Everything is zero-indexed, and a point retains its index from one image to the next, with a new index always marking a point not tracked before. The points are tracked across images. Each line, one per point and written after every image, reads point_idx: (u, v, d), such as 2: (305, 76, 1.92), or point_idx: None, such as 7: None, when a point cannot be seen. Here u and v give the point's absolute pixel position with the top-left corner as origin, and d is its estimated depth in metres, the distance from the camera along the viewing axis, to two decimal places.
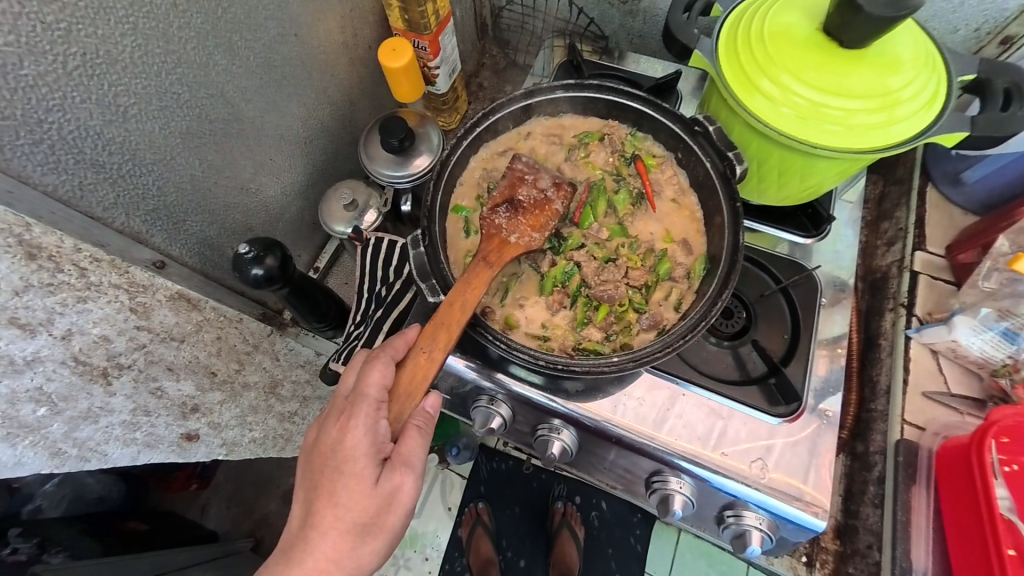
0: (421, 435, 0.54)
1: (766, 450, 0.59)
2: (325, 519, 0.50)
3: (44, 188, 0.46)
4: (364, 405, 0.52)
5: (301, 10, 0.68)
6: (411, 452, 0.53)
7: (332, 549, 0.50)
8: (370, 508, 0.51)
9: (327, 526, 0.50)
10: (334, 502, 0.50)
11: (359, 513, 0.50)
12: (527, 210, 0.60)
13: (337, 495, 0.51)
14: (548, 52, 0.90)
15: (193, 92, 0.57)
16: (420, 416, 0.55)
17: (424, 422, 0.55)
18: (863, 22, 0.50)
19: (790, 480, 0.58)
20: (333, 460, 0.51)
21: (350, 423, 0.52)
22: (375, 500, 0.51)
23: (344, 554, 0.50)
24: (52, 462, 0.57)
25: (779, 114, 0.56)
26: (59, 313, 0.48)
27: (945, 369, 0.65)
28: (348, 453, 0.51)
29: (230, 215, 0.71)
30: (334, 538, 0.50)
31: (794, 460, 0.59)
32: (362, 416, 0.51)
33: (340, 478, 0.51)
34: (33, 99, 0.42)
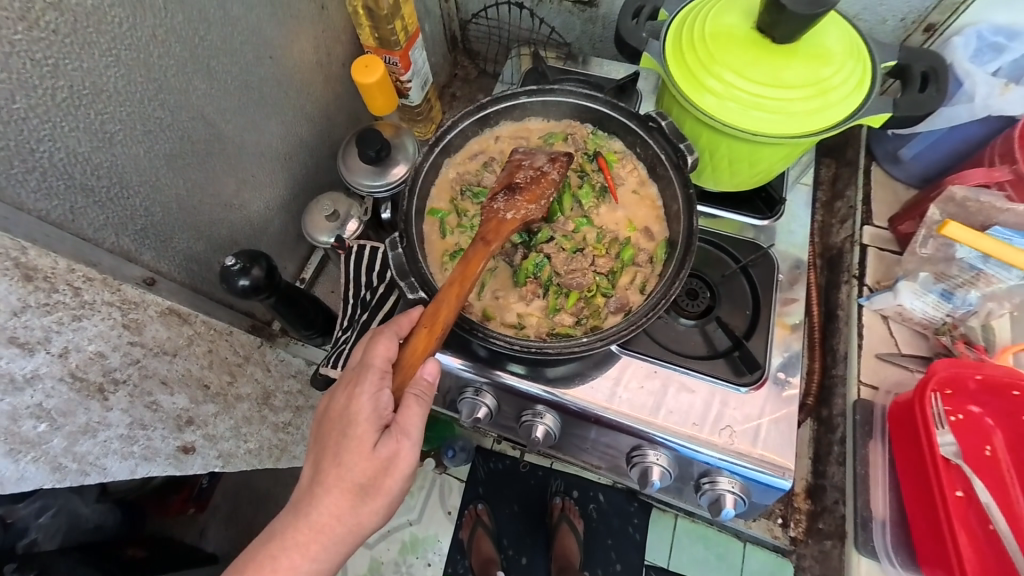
0: (419, 403, 0.57)
1: (755, 431, 0.63)
2: (329, 477, 0.54)
3: (38, 213, 0.49)
4: (369, 373, 0.55)
5: (275, 33, 0.72)
6: (409, 422, 0.56)
7: (334, 506, 0.53)
8: (370, 471, 0.54)
9: (330, 484, 0.54)
10: (338, 463, 0.54)
11: (358, 474, 0.54)
12: (525, 187, 0.63)
13: (341, 456, 0.54)
14: (515, 60, 0.95)
15: (176, 116, 0.60)
16: (420, 386, 0.57)
17: (422, 391, 0.57)
18: (790, 20, 0.55)
19: (777, 457, 0.61)
20: (339, 424, 0.55)
21: (356, 391, 0.55)
22: (374, 464, 0.54)
23: (345, 511, 0.54)
24: (54, 476, 0.57)
25: (724, 108, 0.61)
26: (56, 331, 0.51)
27: (896, 332, 0.70)
28: (353, 417, 0.54)
29: (216, 230, 0.74)
30: (337, 496, 0.54)
31: (778, 439, 0.62)
32: (367, 384, 0.55)
33: (344, 440, 0.54)
34: (25, 130, 0.45)
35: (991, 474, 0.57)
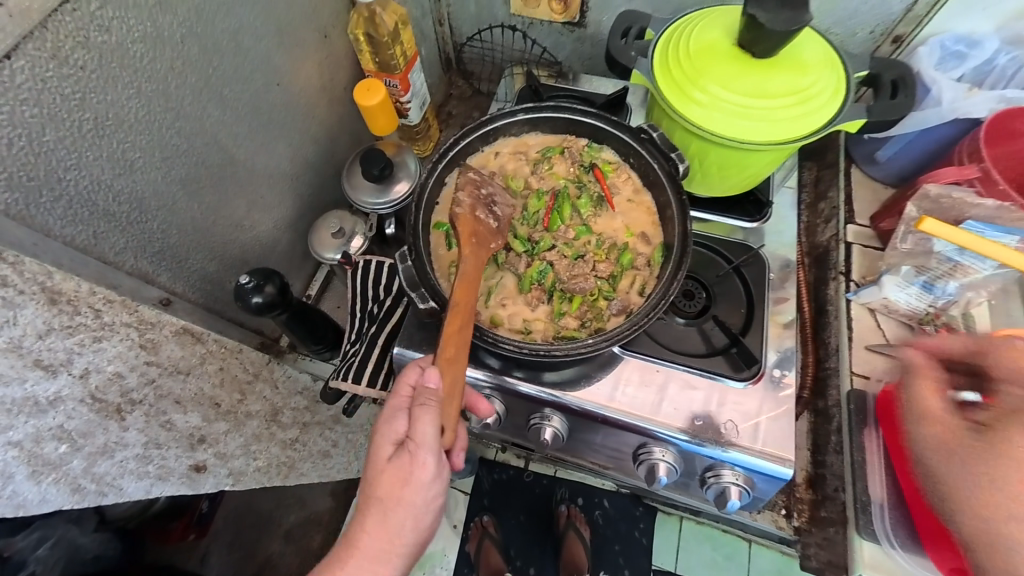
0: (429, 416, 0.55)
1: (755, 429, 0.65)
2: (363, 493, 0.58)
3: (65, 239, 0.51)
4: (392, 396, 0.59)
5: (281, 60, 0.75)
6: (422, 435, 0.55)
7: (367, 521, 0.56)
8: (392, 485, 0.56)
9: (363, 500, 0.57)
10: (369, 480, 0.58)
11: (382, 489, 0.56)
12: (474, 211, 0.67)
13: (371, 473, 0.58)
14: (509, 80, 1.00)
15: (191, 142, 0.63)
16: (424, 397, 0.56)
17: (430, 402, 0.55)
18: (768, 36, 0.60)
19: (781, 452, 0.63)
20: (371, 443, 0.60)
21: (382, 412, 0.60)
22: (393, 478, 0.56)
23: (375, 526, 0.56)
24: (73, 498, 0.58)
25: (710, 117, 0.65)
26: (78, 352, 0.52)
27: (883, 323, 0.74)
28: (377, 435, 0.58)
29: (227, 251, 0.76)
30: (368, 511, 0.56)
31: (780, 435, 0.64)
32: (388, 405, 0.59)
33: (371, 457, 0.58)
34: (53, 161, 0.48)
35: None
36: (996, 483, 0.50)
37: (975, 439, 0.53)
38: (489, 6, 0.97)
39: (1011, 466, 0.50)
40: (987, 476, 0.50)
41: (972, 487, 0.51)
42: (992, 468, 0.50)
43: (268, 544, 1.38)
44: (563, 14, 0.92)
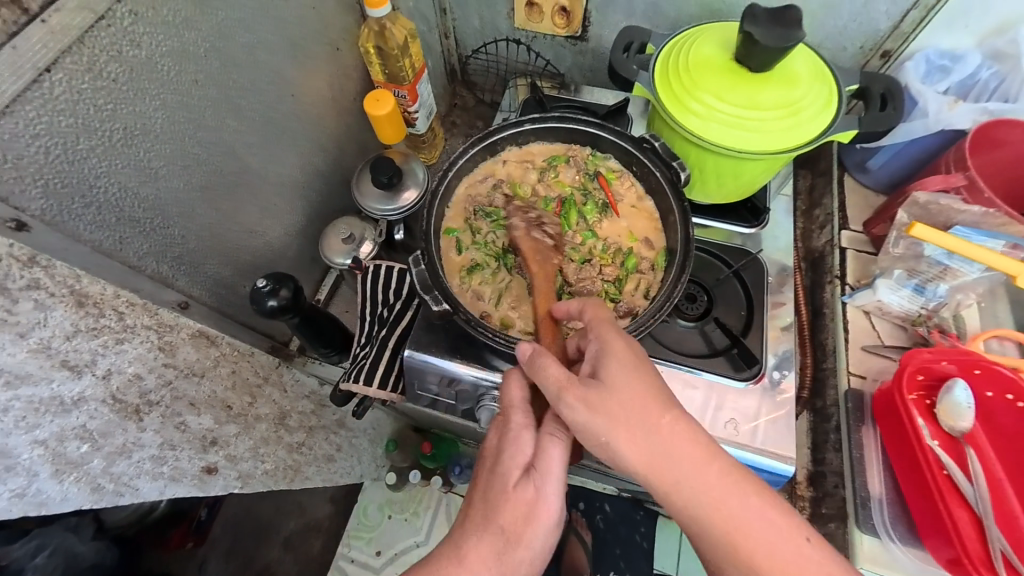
0: (561, 445, 0.55)
1: (755, 430, 0.67)
2: (475, 518, 0.54)
3: (92, 244, 0.53)
4: (513, 413, 0.58)
5: (295, 72, 0.77)
6: (550, 465, 0.54)
7: (480, 551, 0.51)
8: (513, 515, 0.52)
9: (476, 526, 0.53)
10: (485, 505, 0.54)
11: (504, 518, 0.52)
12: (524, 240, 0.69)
13: (489, 498, 0.54)
14: (513, 90, 1.03)
15: (209, 151, 0.65)
16: (557, 424, 0.56)
17: (562, 431, 0.55)
18: (762, 51, 0.63)
19: (781, 452, 0.66)
20: (489, 463, 0.56)
21: (503, 429, 0.58)
22: (517, 508, 0.52)
23: (490, 559, 0.51)
24: (91, 497, 0.60)
25: (709, 128, 0.68)
26: (101, 353, 0.53)
27: (877, 325, 0.77)
28: (500, 457, 0.56)
29: (240, 256, 0.78)
30: (482, 539, 0.52)
31: (778, 436, 0.67)
32: (513, 424, 0.57)
33: (490, 480, 0.55)
34: (84, 169, 0.50)
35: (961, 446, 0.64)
36: (734, 507, 0.46)
37: (649, 464, 0.48)
38: (493, 21, 1.00)
39: (746, 496, 0.47)
40: (687, 497, 0.47)
41: (733, 516, 0.46)
42: (719, 486, 0.47)
43: (267, 552, 1.38)
44: (565, 28, 0.95)
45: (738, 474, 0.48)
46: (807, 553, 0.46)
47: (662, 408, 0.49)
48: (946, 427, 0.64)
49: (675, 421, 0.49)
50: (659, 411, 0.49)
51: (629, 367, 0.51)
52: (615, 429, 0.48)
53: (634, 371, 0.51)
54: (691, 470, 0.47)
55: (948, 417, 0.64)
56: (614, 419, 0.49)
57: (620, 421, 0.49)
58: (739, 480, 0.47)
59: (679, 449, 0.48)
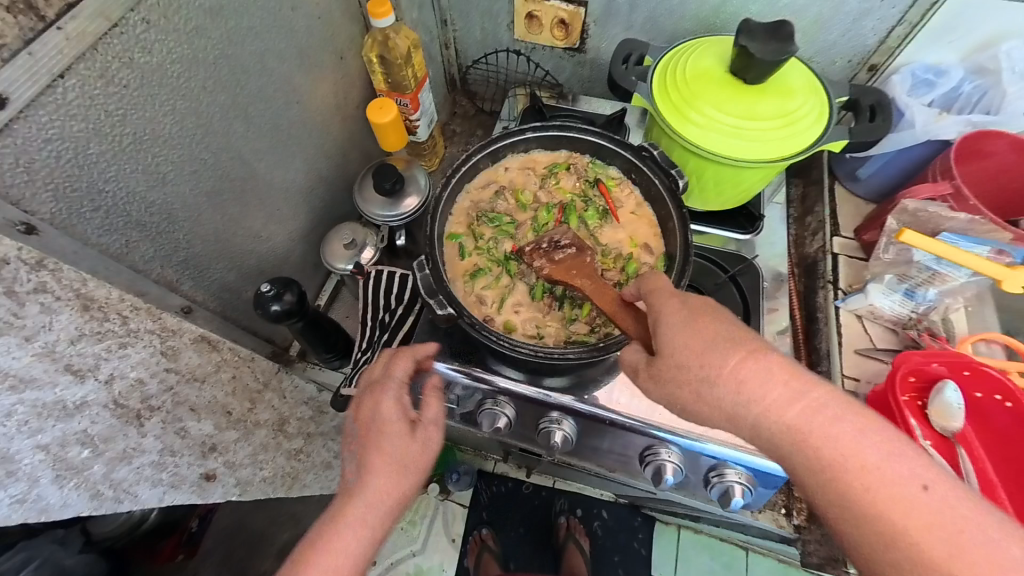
0: (437, 400, 0.66)
1: None
2: (375, 464, 0.60)
3: (100, 247, 0.53)
4: (391, 383, 0.64)
5: (301, 80, 0.79)
6: (433, 415, 0.65)
7: (382, 484, 0.59)
8: (412, 449, 0.62)
9: (376, 467, 0.60)
10: (381, 452, 0.61)
11: (401, 454, 0.61)
12: (559, 260, 0.68)
13: (384, 448, 0.61)
14: (513, 100, 1.05)
15: (217, 156, 0.66)
16: (429, 390, 0.66)
17: (437, 391, 0.67)
18: (759, 64, 0.65)
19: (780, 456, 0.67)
20: (373, 426, 0.63)
21: (379, 396, 0.64)
22: (414, 444, 0.62)
23: (393, 486, 0.60)
24: (91, 505, 0.58)
25: (708, 137, 0.70)
26: (105, 358, 0.53)
27: (870, 329, 0.79)
28: (387, 417, 0.63)
29: (245, 261, 0.78)
30: (384, 476, 0.59)
31: None
32: (388, 391, 0.64)
33: (383, 436, 0.62)
34: (94, 173, 0.50)
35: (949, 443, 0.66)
36: (833, 442, 0.43)
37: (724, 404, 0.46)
38: (494, 32, 1.02)
39: (847, 427, 0.43)
40: (773, 439, 0.45)
41: (828, 453, 0.43)
42: (811, 426, 0.44)
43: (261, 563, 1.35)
44: (564, 40, 0.98)
45: (825, 398, 0.45)
46: (924, 501, 0.41)
47: (744, 348, 0.47)
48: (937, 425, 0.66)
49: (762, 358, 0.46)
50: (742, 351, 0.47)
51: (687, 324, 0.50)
52: (690, 368, 0.48)
53: (691, 326, 0.49)
54: (770, 406, 0.45)
55: (942, 418, 0.66)
56: (685, 359, 0.48)
57: (692, 365, 0.48)
58: (825, 406, 0.44)
59: (749, 389, 0.45)
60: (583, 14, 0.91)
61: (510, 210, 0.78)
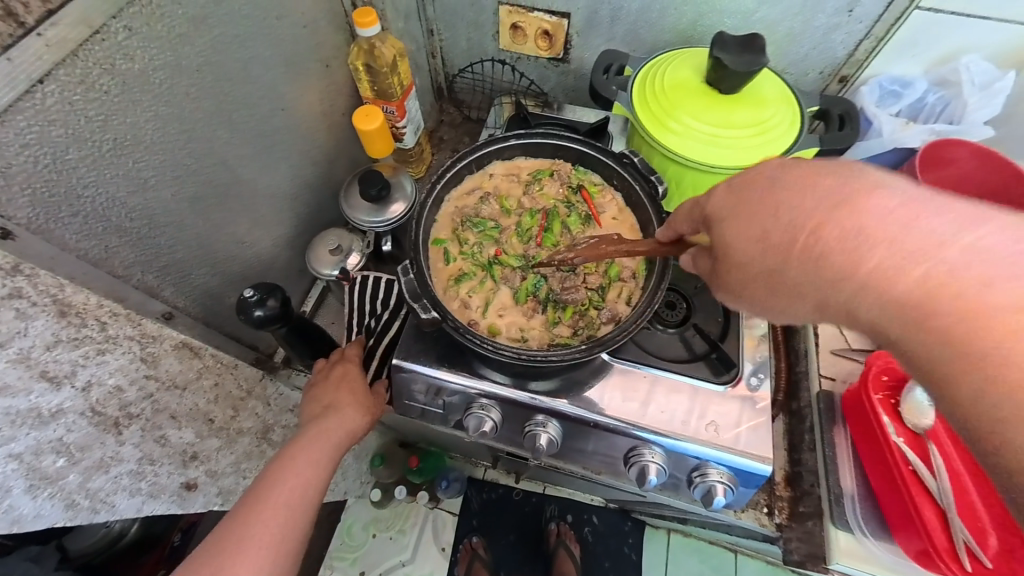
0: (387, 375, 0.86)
1: (735, 439, 0.69)
2: (338, 412, 0.75)
3: (78, 252, 0.53)
4: (356, 358, 0.82)
5: (287, 88, 0.79)
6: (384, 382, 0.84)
7: (347, 425, 0.75)
8: (368, 404, 0.79)
9: (340, 415, 0.75)
10: (344, 405, 0.76)
11: (362, 406, 0.78)
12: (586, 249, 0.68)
13: (347, 402, 0.77)
14: (499, 108, 1.07)
15: (200, 162, 0.66)
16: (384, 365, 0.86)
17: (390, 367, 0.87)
18: (733, 75, 0.68)
19: (761, 456, 0.67)
20: (342, 387, 0.78)
21: (346, 365, 0.81)
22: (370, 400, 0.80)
23: (355, 428, 0.76)
24: (67, 514, 0.57)
25: (685, 145, 0.72)
26: (82, 365, 0.53)
27: (846, 331, 0.81)
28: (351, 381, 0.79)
29: (229, 266, 0.78)
30: (348, 420, 0.76)
31: (759, 441, 0.68)
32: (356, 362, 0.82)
33: (349, 394, 0.78)
34: (73, 178, 0.50)
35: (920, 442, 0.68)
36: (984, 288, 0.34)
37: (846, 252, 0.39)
38: (480, 42, 1.04)
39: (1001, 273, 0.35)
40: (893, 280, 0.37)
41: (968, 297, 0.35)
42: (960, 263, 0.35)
43: None
44: (548, 51, 1.00)
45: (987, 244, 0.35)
46: None
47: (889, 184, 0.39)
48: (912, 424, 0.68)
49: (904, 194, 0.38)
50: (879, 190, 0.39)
51: (797, 181, 0.43)
52: (793, 222, 0.42)
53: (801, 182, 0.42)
54: (904, 243, 0.37)
55: (913, 415, 0.67)
56: (792, 214, 0.42)
57: (798, 221, 0.41)
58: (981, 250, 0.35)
59: (882, 224, 0.38)
60: (566, 25, 0.94)
61: (494, 215, 0.79)
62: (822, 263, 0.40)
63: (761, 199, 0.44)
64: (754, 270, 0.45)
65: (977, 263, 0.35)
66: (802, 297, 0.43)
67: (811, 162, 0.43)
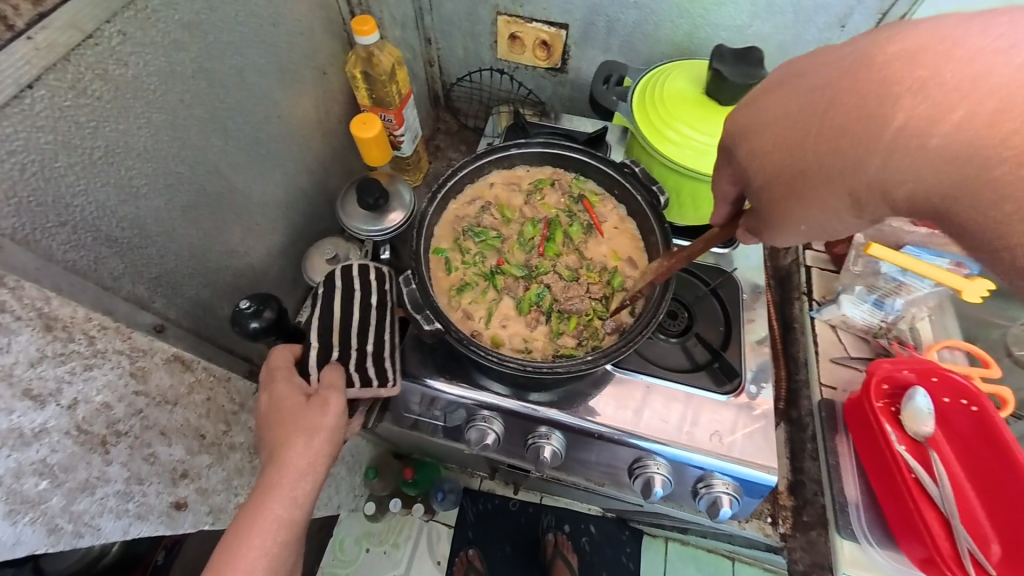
0: (330, 371, 0.66)
1: (731, 445, 0.69)
2: (283, 437, 0.60)
3: (66, 263, 0.50)
4: (279, 372, 0.66)
5: (283, 95, 0.78)
6: (332, 379, 0.66)
7: (301, 447, 0.60)
8: (314, 414, 0.62)
9: (285, 440, 0.60)
10: (288, 428, 0.61)
11: (308, 419, 0.61)
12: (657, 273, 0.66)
13: (288, 422, 0.61)
14: (496, 116, 1.06)
15: (194, 170, 0.64)
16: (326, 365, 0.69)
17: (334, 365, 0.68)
18: (731, 86, 0.69)
19: (758, 463, 0.67)
20: (278, 413, 0.62)
21: (274, 384, 0.65)
22: (314, 408, 0.62)
23: (315, 446, 0.61)
24: (48, 540, 0.54)
25: (685, 155, 0.73)
26: (68, 381, 0.51)
27: (843, 337, 0.82)
28: (283, 400, 0.63)
29: (221, 277, 0.76)
30: (297, 442, 0.60)
31: (754, 448, 0.69)
32: (280, 377, 0.65)
33: (290, 414, 0.62)
34: (61, 187, 0.48)
35: (919, 449, 0.69)
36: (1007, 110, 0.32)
37: (868, 117, 0.37)
38: (477, 51, 1.04)
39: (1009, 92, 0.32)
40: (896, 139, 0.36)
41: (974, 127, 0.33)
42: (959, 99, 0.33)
43: None
44: (546, 60, 1.00)
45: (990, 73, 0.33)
46: None
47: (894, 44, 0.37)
48: (913, 431, 0.69)
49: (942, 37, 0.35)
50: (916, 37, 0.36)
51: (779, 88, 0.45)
52: (810, 128, 0.41)
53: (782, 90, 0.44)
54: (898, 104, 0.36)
55: (912, 422, 0.68)
56: (800, 121, 0.42)
57: (814, 107, 0.41)
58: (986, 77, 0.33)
59: (872, 93, 0.37)
60: (564, 36, 0.94)
61: (495, 225, 0.79)
62: (849, 151, 0.39)
63: (783, 104, 0.43)
64: (782, 187, 0.44)
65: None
66: (835, 183, 0.41)
67: (810, 72, 0.43)
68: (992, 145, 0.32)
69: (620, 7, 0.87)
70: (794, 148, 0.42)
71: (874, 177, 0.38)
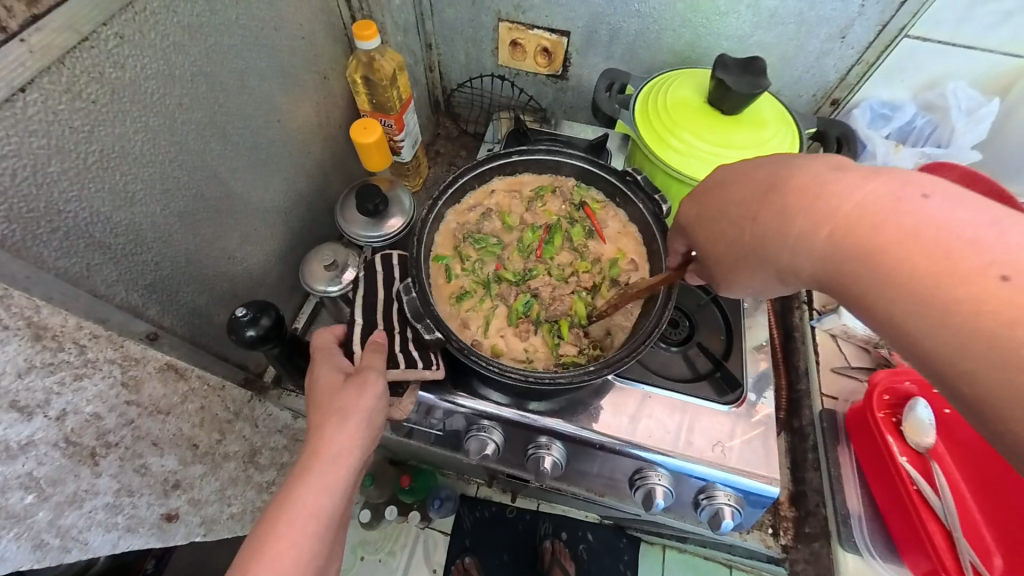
0: (373, 352, 0.63)
1: (727, 450, 0.69)
2: (320, 419, 0.57)
3: (57, 270, 0.49)
4: (323, 354, 0.65)
5: (283, 100, 0.77)
6: (371, 360, 0.62)
7: (334, 430, 0.56)
8: (350, 394, 0.59)
9: (320, 422, 0.57)
10: (324, 410, 0.58)
11: (342, 400, 0.58)
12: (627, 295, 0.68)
13: (326, 403, 0.59)
14: (496, 123, 1.06)
15: (191, 175, 0.63)
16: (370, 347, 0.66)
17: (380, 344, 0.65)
18: (734, 96, 0.69)
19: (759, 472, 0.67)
20: (317, 393, 0.61)
21: (317, 365, 0.64)
22: (348, 390, 0.59)
23: (350, 428, 0.57)
24: (33, 556, 0.53)
25: (687, 164, 0.73)
26: (57, 392, 0.49)
27: (844, 347, 0.83)
28: (323, 381, 0.61)
29: (218, 284, 0.74)
30: (330, 424, 0.57)
31: (752, 455, 0.68)
32: (323, 359, 0.64)
33: (327, 396, 0.60)
34: (53, 193, 0.47)
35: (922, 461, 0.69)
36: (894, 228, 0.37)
37: (775, 221, 0.45)
38: (479, 57, 1.04)
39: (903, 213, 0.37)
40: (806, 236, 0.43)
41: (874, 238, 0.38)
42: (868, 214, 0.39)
43: None
44: (547, 67, 1.00)
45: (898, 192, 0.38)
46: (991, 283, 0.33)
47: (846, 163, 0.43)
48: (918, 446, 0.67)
49: (827, 170, 0.43)
50: (812, 166, 0.45)
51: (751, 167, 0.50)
52: (751, 212, 0.48)
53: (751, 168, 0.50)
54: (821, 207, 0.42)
55: (914, 434, 0.67)
56: (746, 202, 0.48)
57: (758, 190, 0.48)
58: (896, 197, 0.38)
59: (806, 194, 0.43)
60: (565, 43, 0.94)
61: (496, 231, 0.78)
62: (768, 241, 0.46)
63: (743, 182, 0.50)
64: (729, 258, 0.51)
65: (896, 206, 0.38)
66: (761, 268, 0.48)
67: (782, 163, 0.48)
68: (864, 248, 0.39)
69: (623, 15, 0.87)
70: (726, 239, 0.51)
71: (787, 262, 0.45)
